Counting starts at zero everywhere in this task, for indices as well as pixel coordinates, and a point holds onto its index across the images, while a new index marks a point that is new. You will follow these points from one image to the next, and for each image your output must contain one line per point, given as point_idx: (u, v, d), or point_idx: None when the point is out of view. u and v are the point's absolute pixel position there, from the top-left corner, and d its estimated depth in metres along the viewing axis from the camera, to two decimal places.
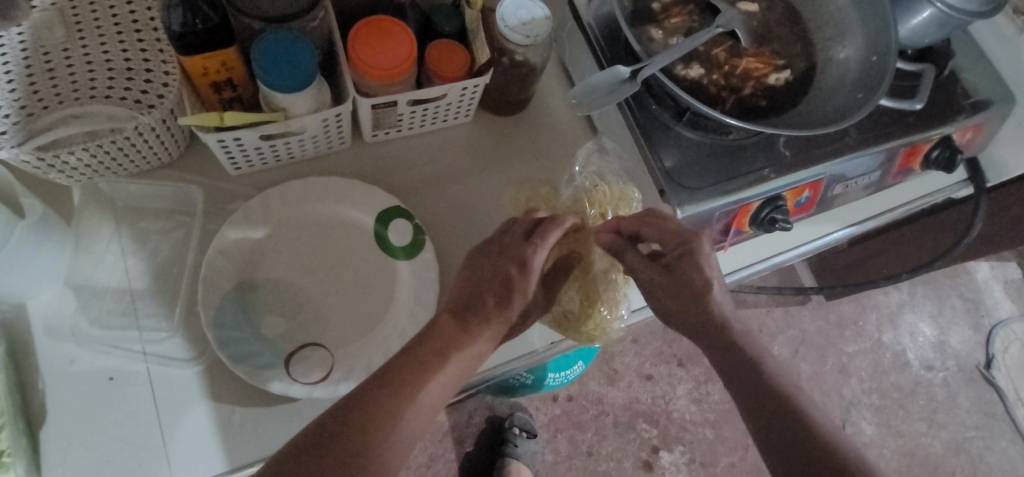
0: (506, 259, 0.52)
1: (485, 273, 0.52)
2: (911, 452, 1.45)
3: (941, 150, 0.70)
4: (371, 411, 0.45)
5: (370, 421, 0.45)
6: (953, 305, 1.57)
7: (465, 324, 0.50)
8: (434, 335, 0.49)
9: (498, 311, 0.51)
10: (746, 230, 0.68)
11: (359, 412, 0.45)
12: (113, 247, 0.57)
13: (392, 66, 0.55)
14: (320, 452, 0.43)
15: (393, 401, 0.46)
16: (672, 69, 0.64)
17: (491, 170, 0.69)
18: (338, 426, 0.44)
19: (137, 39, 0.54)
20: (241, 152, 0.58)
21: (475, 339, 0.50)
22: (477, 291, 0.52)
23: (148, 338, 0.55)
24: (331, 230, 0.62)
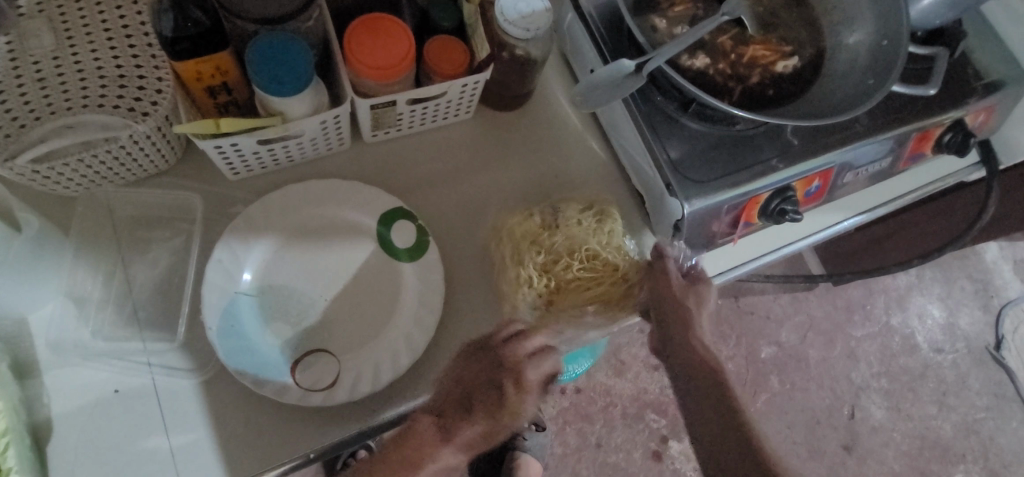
0: (500, 366, 0.53)
1: (471, 383, 0.53)
2: (922, 434, 1.44)
3: (954, 133, 0.69)
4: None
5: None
6: (961, 287, 1.55)
7: (445, 431, 0.52)
8: (411, 440, 0.53)
9: (488, 417, 0.52)
10: (756, 221, 0.66)
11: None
12: (114, 258, 0.56)
13: (390, 66, 0.54)
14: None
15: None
16: (677, 59, 0.62)
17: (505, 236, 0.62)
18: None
19: (128, 45, 0.53)
20: (239, 157, 0.57)
21: (444, 449, 0.52)
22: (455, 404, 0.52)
23: (152, 349, 0.55)
24: (334, 234, 0.60)
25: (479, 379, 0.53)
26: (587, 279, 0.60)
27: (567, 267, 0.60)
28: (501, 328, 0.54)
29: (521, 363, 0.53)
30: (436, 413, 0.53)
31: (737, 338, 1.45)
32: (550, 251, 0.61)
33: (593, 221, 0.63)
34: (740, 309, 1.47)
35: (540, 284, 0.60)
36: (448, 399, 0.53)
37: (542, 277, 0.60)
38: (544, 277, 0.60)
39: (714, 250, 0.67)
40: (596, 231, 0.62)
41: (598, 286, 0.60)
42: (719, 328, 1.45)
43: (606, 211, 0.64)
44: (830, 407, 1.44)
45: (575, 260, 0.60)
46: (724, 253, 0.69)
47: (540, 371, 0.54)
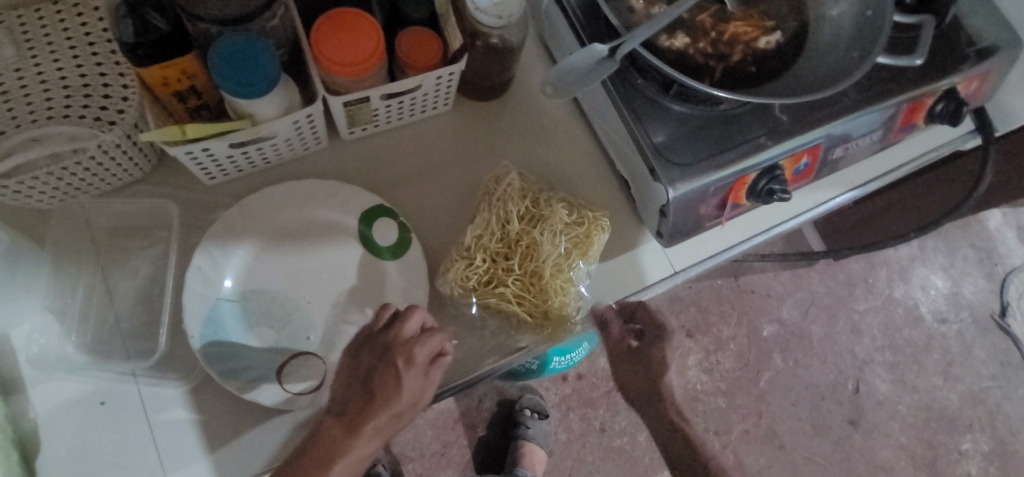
0: (378, 361, 0.50)
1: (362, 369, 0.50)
2: (928, 406, 1.44)
3: (945, 103, 0.67)
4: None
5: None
6: (965, 256, 1.53)
7: (351, 426, 0.49)
8: (325, 439, 0.49)
9: (335, 410, 0.50)
10: (744, 202, 0.65)
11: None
12: (92, 269, 0.56)
13: (360, 62, 0.53)
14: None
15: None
16: (656, 40, 0.61)
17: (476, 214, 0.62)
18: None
19: (90, 52, 0.52)
20: (212, 162, 0.56)
21: (360, 443, 0.49)
22: (359, 392, 0.50)
23: (136, 360, 0.54)
24: (316, 235, 0.60)
25: (355, 379, 0.50)
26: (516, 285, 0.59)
27: (511, 267, 0.60)
28: (409, 315, 0.51)
29: (400, 344, 0.50)
30: (341, 410, 0.50)
31: (738, 317, 1.44)
32: (508, 241, 0.60)
33: (573, 235, 0.61)
34: (741, 288, 1.46)
35: (480, 271, 0.59)
36: (355, 396, 0.50)
37: (488, 269, 0.59)
38: (489, 265, 0.59)
39: (702, 233, 0.65)
40: (567, 234, 0.61)
41: (524, 300, 0.59)
42: (720, 308, 1.44)
43: (594, 224, 0.61)
44: (834, 382, 1.43)
45: (525, 259, 0.60)
46: (713, 236, 0.68)
47: (428, 351, 0.50)
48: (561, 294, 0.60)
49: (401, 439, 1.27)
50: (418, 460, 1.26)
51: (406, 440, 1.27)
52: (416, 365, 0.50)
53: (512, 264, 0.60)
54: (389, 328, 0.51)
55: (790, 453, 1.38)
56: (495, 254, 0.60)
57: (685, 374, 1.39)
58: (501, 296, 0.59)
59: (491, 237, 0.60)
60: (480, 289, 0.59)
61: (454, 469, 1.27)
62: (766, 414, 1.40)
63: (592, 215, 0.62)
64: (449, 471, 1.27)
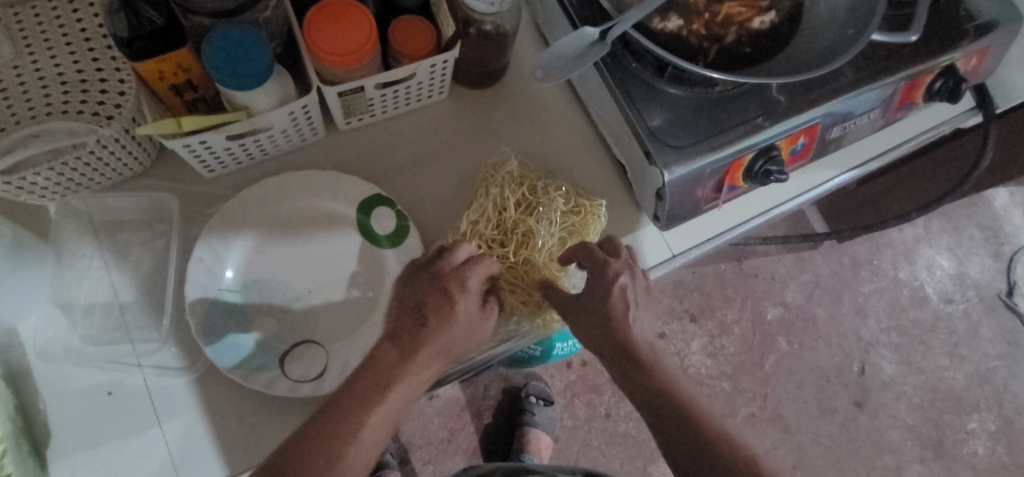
0: (433, 287, 0.54)
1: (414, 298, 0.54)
2: (934, 386, 1.44)
3: (944, 80, 0.66)
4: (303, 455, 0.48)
5: (318, 452, 0.49)
6: (971, 236, 1.53)
7: (405, 348, 0.53)
8: (380, 360, 0.52)
9: (392, 334, 0.53)
10: (741, 184, 0.65)
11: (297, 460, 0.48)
12: (96, 263, 0.57)
13: (352, 52, 0.53)
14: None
15: (331, 434, 0.49)
16: (649, 23, 0.60)
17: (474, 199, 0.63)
18: (296, 458, 0.48)
19: (87, 48, 0.53)
20: (211, 154, 0.56)
21: (414, 367, 0.52)
22: (410, 318, 0.54)
23: (141, 351, 0.55)
24: (315, 225, 0.60)
25: (409, 303, 0.54)
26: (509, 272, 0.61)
27: (505, 254, 0.61)
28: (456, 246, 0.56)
29: (451, 272, 0.54)
30: (393, 336, 0.53)
31: (742, 301, 1.44)
32: (505, 228, 0.61)
33: (569, 224, 0.62)
34: (744, 273, 1.46)
35: None
36: (406, 322, 0.54)
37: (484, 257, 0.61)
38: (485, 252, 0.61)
39: (699, 216, 0.65)
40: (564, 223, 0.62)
41: (517, 288, 0.60)
42: (724, 292, 1.44)
43: (590, 213, 0.62)
44: (839, 364, 1.43)
45: (520, 247, 0.61)
46: (710, 218, 0.68)
47: (478, 276, 0.55)
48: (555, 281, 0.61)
49: (408, 427, 1.28)
50: (425, 448, 1.28)
51: (413, 428, 1.28)
52: (467, 291, 0.54)
53: (507, 252, 0.61)
54: (443, 255, 0.55)
55: (796, 436, 1.38)
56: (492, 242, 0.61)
57: (690, 359, 1.40)
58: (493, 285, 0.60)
59: (488, 224, 0.61)
60: None
61: (461, 455, 1.29)
62: (771, 397, 1.40)
63: (589, 203, 0.63)
64: (456, 458, 1.28)
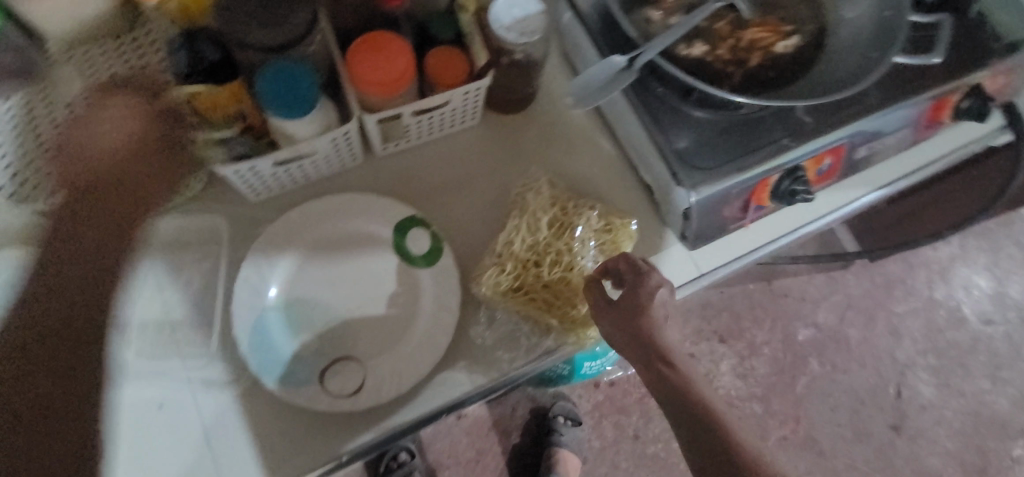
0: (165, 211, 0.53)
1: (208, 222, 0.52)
2: (975, 411, 1.39)
3: (972, 100, 0.67)
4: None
5: None
6: (1010, 254, 1.49)
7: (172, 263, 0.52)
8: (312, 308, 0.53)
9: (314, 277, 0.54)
10: (767, 204, 0.66)
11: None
12: (150, 282, 0.60)
13: (391, 82, 0.56)
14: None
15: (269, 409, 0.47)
16: (674, 49, 0.62)
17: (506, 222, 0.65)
18: None
19: (150, 83, 0.57)
20: (257, 178, 0.60)
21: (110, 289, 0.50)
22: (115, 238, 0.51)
23: (190, 365, 0.58)
24: (354, 245, 0.63)
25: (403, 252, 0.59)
26: (545, 291, 0.61)
27: (540, 274, 0.61)
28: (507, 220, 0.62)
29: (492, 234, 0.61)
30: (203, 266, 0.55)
31: (772, 322, 1.43)
32: (537, 250, 0.62)
33: (602, 241, 0.62)
34: (774, 292, 1.44)
35: (511, 276, 0.61)
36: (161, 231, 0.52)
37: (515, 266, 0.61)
38: (519, 271, 0.61)
39: (726, 235, 0.66)
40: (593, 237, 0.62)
41: (554, 306, 0.61)
42: (753, 312, 1.43)
43: (622, 232, 0.63)
44: (875, 387, 1.40)
45: (554, 266, 0.61)
46: (736, 238, 0.69)
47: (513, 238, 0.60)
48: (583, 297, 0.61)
49: (437, 446, 1.29)
50: (454, 468, 1.29)
51: (442, 447, 1.29)
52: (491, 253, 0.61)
53: (542, 271, 0.61)
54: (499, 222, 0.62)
55: (830, 460, 1.35)
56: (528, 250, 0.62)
57: (718, 380, 1.39)
58: (527, 302, 0.61)
59: (521, 244, 0.62)
60: (509, 295, 0.61)
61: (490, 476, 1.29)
62: (804, 420, 1.37)
63: (620, 222, 0.63)
64: None
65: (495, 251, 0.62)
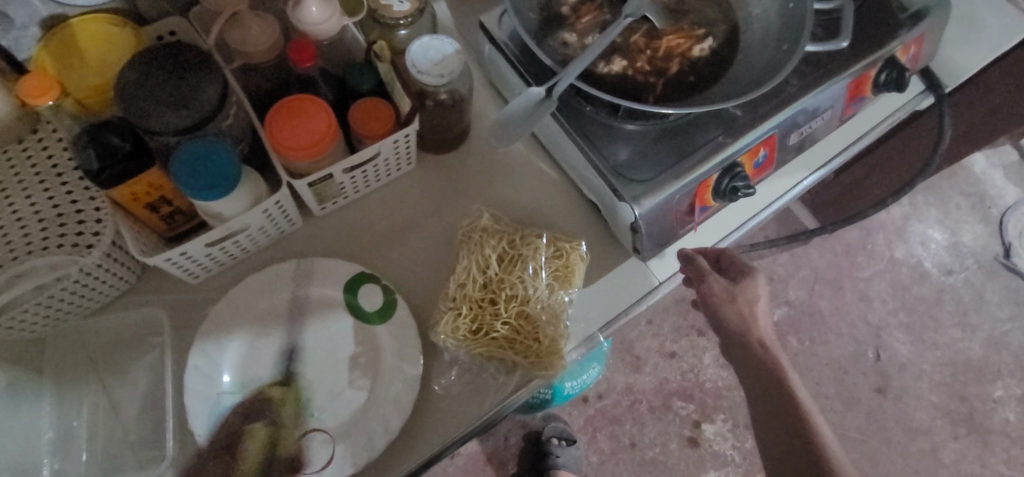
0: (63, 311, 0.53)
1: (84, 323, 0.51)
2: (953, 360, 1.42)
3: (888, 72, 0.68)
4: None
5: None
6: (958, 205, 1.54)
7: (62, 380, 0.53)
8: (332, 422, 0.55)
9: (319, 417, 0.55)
10: (711, 203, 0.66)
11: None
12: (96, 387, 0.58)
13: (314, 143, 0.55)
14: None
15: None
16: (594, 68, 0.63)
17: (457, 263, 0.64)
18: None
19: (60, 183, 0.54)
20: (193, 262, 0.58)
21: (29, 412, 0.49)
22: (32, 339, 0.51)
23: (149, 468, 0.55)
24: (304, 312, 0.61)
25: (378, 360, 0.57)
26: (506, 328, 0.60)
27: (497, 312, 0.60)
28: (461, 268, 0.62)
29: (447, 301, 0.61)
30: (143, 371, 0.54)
31: None
32: (490, 288, 0.61)
33: (554, 268, 0.62)
34: None
35: (468, 319, 0.60)
36: None
37: (472, 309, 0.60)
38: (476, 312, 0.60)
39: (676, 241, 0.66)
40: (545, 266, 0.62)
41: (518, 342, 0.60)
42: None
43: (573, 255, 0.62)
44: (854, 354, 1.42)
45: (511, 300, 0.60)
46: (687, 241, 0.69)
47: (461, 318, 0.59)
48: (548, 329, 0.60)
49: None
50: None
51: None
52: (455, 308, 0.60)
53: (499, 309, 0.60)
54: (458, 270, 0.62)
55: (824, 434, 1.36)
56: (481, 288, 0.61)
57: None
58: (491, 342, 0.60)
59: (475, 284, 0.61)
60: (471, 339, 0.60)
61: None
62: None
63: (569, 246, 0.63)
64: None
65: (449, 295, 0.61)
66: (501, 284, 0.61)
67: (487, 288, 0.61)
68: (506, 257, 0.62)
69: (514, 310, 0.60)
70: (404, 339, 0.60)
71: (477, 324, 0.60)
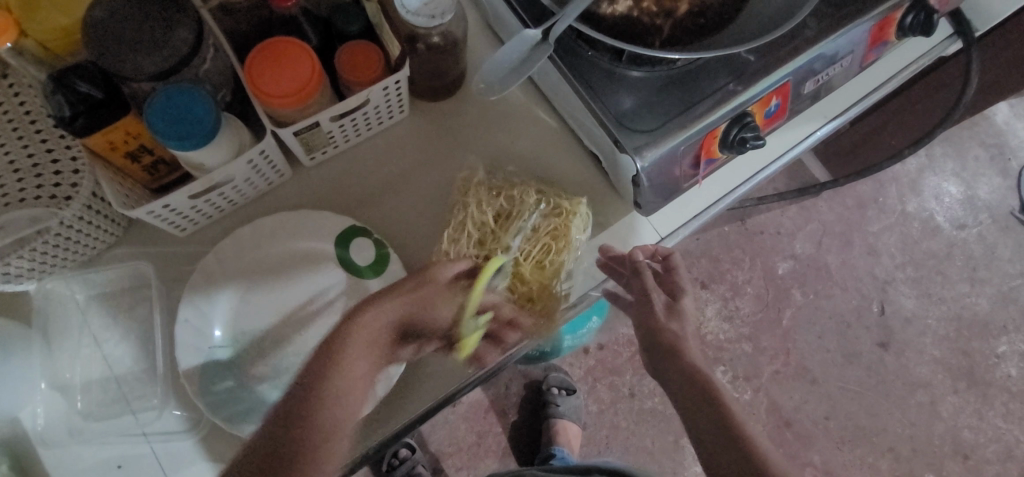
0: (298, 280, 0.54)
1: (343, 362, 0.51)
2: (958, 315, 1.41)
3: (914, 14, 0.64)
4: (352, 342, 0.52)
5: (347, 348, 0.52)
6: (976, 157, 1.49)
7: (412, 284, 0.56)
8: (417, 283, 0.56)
9: (432, 289, 0.56)
10: (718, 155, 0.63)
11: (333, 343, 0.53)
12: (87, 338, 0.57)
13: (296, 91, 0.52)
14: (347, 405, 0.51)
15: (335, 361, 0.51)
16: (597, 9, 0.59)
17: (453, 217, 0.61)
18: (321, 388, 0.50)
19: (34, 130, 0.52)
20: (177, 214, 0.56)
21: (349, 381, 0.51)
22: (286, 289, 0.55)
23: (143, 419, 0.56)
24: (296, 265, 0.60)
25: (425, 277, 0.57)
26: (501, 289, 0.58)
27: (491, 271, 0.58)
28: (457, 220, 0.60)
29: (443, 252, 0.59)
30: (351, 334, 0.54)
31: (751, 260, 1.42)
32: (485, 246, 0.59)
33: (549, 228, 0.59)
34: (749, 231, 1.44)
35: (460, 276, 0.58)
36: None
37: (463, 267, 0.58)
38: (470, 269, 0.58)
39: (681, 194, 0.64)
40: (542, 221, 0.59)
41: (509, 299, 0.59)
42: (731, 254, 1.42)
43: (571, 213, 0.59)
44: (858, 308, 1.40)
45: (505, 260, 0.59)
46: (692, 195, 0.67)
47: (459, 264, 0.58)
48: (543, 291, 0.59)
49: (436, 436, 1.29)
50: (456, 455, 1.28)
51: (441, 436, 1.29)
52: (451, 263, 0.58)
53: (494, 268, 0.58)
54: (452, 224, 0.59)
55: (824, 386, 1.37)
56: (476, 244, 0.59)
57: (706, 325, 1.39)
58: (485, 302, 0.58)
59: (468, 242, 0.59)
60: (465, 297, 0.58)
61: (494, 457, 1.29)
62: (794, 351, 1.38)
63: (569, 203, 0.59)
64: (488, 460, 1.29)
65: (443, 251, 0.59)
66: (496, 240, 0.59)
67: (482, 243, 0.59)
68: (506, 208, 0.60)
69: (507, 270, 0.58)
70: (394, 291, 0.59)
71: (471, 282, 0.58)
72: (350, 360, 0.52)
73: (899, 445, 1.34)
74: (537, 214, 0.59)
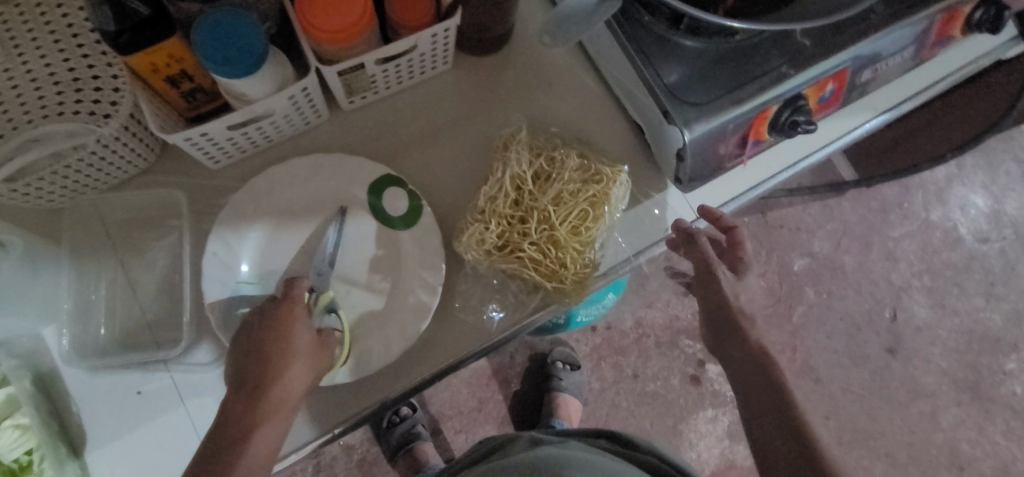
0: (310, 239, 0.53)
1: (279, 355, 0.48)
2: (970, 329, 1.40)
3: (984, 10, 0.61)
4: (270, 350, 0.47)
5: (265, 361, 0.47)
6: (1007, 171, 1.46)
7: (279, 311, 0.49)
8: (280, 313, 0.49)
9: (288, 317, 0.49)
10: (766, 137, 0.61)
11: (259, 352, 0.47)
12: (113, 261, 0.57)
13: (347, 27, 0.50)
14: (215, 450, 0.44)
15: (258, 374, 0.47)
16: None
17: (489, 175, 0.60)
18: (250, 398, 0.46)
19: (75, 44, 0.51)
20: (213, 144, 0.55)
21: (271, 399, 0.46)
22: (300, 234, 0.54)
23: (165, 348, 0.55)
24: (328, 209, 0.59)
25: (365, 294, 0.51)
26: (534, 250, 0.57)
27: (526, 231, 0.58)
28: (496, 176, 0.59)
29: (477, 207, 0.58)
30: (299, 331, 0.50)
31: (767, 254, 1.41)
32: (522, 205, 0.58)
33: (588, 193, 0.58)
34: (769, 225, 1.42)
35: (494, 234, 0.57)
36: None
37: (497, 225, 0.57)
38: (504, 228, 0.57)
39: (722, 174, 0.62)
40: (582, 186, 0.58)
41: (542, 264, 0.57)
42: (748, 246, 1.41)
43: (611, 180, 0.59)
44: (870, 312, 1.40)
45: (541, 221, 0.58)
46: (733, 177, 0.65)
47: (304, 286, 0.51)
48: (576, 257, 0.58)
49: (438, 398, 1.30)
50: (456, 418, 1.29)
51: (442, 399, 1.30)
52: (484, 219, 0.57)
53: (529, 228, 0.57)
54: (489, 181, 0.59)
55: (827, 386, 1.37)
56: (511, 203, 0.58)
57: None
58: (517, 261, 0.57)
59: (504, 201, 0.58)
60: (497, 255, 0.57)
61: (493, 424, 1.30)
62: (800, 349, 1.38)
63: (610, 170, 0.59)
64: (487, 426, 1.30)
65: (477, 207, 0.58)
66: (532, 200, 0.58)
67: (517, 203, 0.58)
68: (546, 168, 0.59)
69: (542, 231, 0.57)
70: (426, 244, 0.58)
71: (503, 240, 0.57)
72: (234, 396, 0.46)
73: (896, 450, 1.35)
74: (577, 177, 0.59)
